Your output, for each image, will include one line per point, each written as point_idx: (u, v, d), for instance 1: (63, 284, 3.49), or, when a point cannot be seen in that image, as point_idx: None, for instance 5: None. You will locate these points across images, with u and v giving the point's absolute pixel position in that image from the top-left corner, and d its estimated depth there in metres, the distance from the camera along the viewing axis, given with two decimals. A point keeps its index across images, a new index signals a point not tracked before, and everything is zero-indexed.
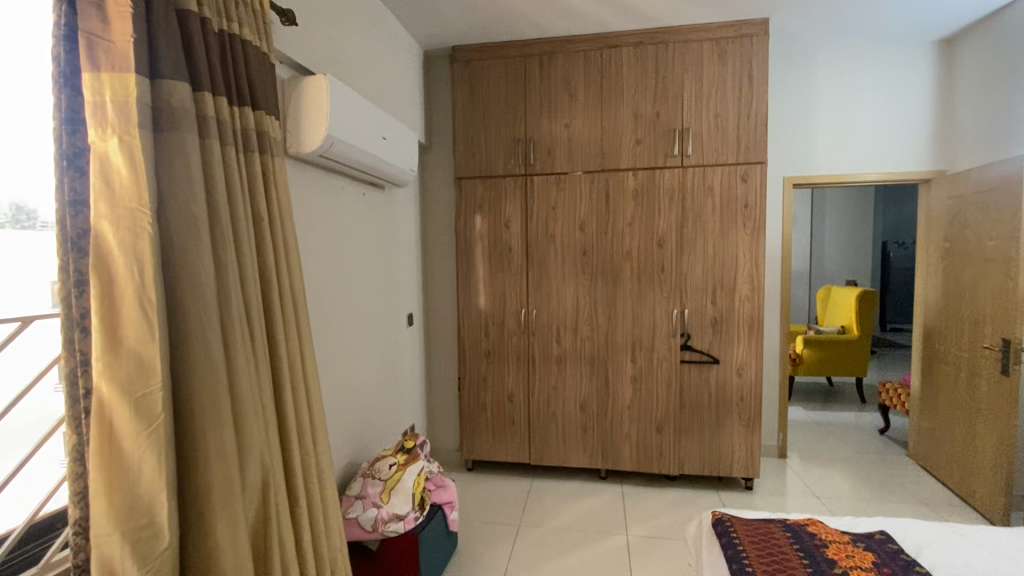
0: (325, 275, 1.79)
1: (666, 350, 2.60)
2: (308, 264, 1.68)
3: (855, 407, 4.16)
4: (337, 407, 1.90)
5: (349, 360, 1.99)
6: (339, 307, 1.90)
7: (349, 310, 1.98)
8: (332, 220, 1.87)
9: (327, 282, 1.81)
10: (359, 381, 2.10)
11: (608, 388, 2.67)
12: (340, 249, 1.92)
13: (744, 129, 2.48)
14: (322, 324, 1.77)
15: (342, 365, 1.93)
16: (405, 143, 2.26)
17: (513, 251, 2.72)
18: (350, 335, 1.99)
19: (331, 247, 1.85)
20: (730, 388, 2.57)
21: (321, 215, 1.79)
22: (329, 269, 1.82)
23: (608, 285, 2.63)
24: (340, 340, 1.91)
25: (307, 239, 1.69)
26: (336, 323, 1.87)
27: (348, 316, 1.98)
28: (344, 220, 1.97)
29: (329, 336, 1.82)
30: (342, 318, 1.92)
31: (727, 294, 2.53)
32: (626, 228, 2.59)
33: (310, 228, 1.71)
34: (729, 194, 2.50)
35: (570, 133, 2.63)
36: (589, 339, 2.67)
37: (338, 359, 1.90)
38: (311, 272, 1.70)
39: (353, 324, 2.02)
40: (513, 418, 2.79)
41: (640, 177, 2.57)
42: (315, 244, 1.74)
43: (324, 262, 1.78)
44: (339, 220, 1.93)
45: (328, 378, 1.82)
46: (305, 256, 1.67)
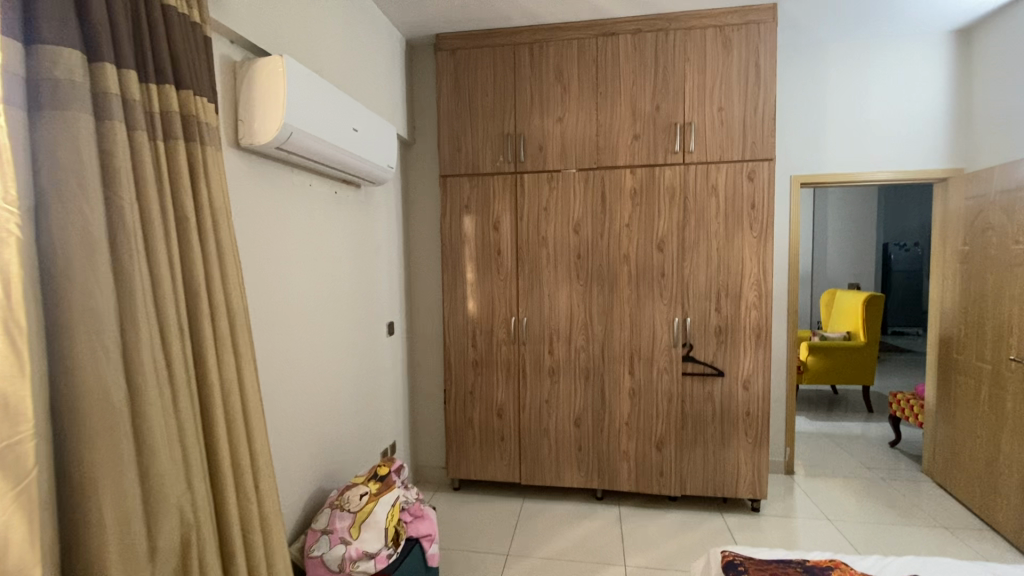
0: (284, 285, 1.58)
1: (667, 361, 2.41)
2: (261, 273, 1.48)
3: (862, 417, 3.99)
4: (301, 432, 1.69)
5: (316, 378, 1.79)
6: (303, 320, 1.70)
7: (315, 322, 1.78)
8: (294, 223, 1.67)
9: (287, 293, 1.60)
10: (329, 400, 1.90)
11: (605, 403, 2.47)
12: (304, 254, 1.72)
13: (750, 123, 2.29)
14: (280, 340, 1.56)
15: (307, 385, 1.72)
16: (382, 137, 2.06)
17: (502, 255, 2.53)
18: (317, 350, 1.79)
19: (292, 254, 1.64)
20: (736, 403, 2.38)
21: (280, 218, 1.59)
22: (288, 278, 1.61)
23: (604, 292, 2.44)
24: (304, 357, 1.71)
25: (260, 244, 1.48)
26: (298, 339, 1.66)
27: (314, 328, 1.77)
28: (309, 222, 1.77)
29: (289, 354, 1.61)
30: (307, 332, 1.72)
31: (732, 302, 2.34)
32: (623, 230, 2.40)
33: (264, 233, 1.50)
34: (735, 193, 2.31)
35: (563, 128, 2.43)
36: (584, 350, 2.47)
37: (302, 379, 1.69)
38: (265, 282, 1.49)
39: (320, 337, 1.82)
40: (502, 435, 2.59)
41: (638, 176, 2.38)
42: (272, 251, 1.53)
43: (282, 271, 1.58)
44: (303, 223, 1.73)
45: (290, 401, 1.62)
46: (257, 264, 1.46)
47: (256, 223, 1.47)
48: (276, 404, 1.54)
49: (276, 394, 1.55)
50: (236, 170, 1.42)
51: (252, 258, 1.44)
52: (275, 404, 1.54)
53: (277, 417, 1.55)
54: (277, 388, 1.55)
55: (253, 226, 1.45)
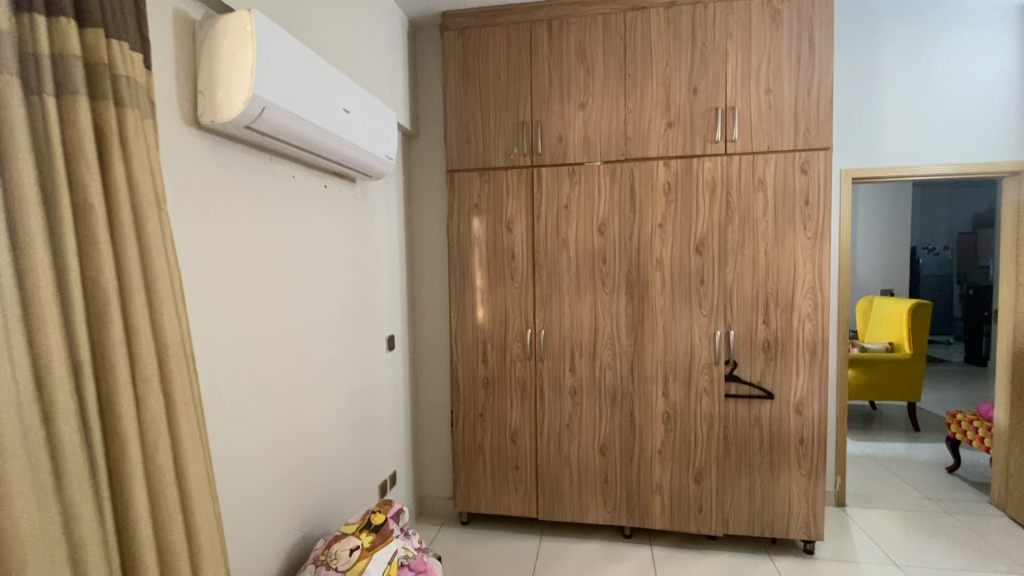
0: (247, 298, 1.28)
1: (706, 382, 2.10)
2: (214, 285, 1.17)
3: (906, 436, 3.65)
4: (277, 473, 1.40)
5: (296, 407, 1.49)
6: (277, 340, 1.40)
7: (294, 340, 1.49)
8: (266, 221, 1.38)
9: (253, 309, 1.30)
10: (316, 432, 1.61)
11: (635, 429, 2.16)
12: (277, 259, 1.42)
13: (804, 107, 2.00)
14: (242, 367, 1.25)
15: (283, 417, 1.43)
16: (380, 123, 1.78)
17: (516, 260, 2.23)
18: (296, 372, 1.50)
19: (261, 258, 1.35)
20: (787, 430, 2.07)
21: (245, 216, 1.29)
22: (253, 289, 1.31)
23: (634, 302, 2.13)
24: (280, 381, 1.42)
25: (213, 248, 1.17)
26: (270, 362, 1.37)
27: (292, 346, 1.48)
28: (288, 219, 1.49)
29: (256, 381, 1.31)
30: (282, 352, 1.42)
31: (782, 313, 2.04)
32: (656, 231, 2.10)
33: (220, 232, 1.20)
34: (786, 188, 2.01)
35: (587, 115, 2.14)
36: (610, 369, 2.17)
37: (276, 410, 1.39)
38: (220, 296, 1.19)
39: (300, 358, 1.52)
40: (517, 463, 2.29)
41: (674, 169, 2.08)
42: (230, 256, 1.23)
43: (246, 280, 1.28)
44: (280, 220, 1.44)
45: (258, 441, 1.32)
46: (208, 275, 1.16)
47: (211, 220, 1.17)
48: (237, 446, 1.24)
49: (238, 434, 1.24)
50: (191, 153, 1.14)
51: (201, 266, 1.13)
52: (235, 447, 1.23)
53: (239, 463, 1.25)
54: (238, 427, 1.24)
55: (204, 224, 1.15)
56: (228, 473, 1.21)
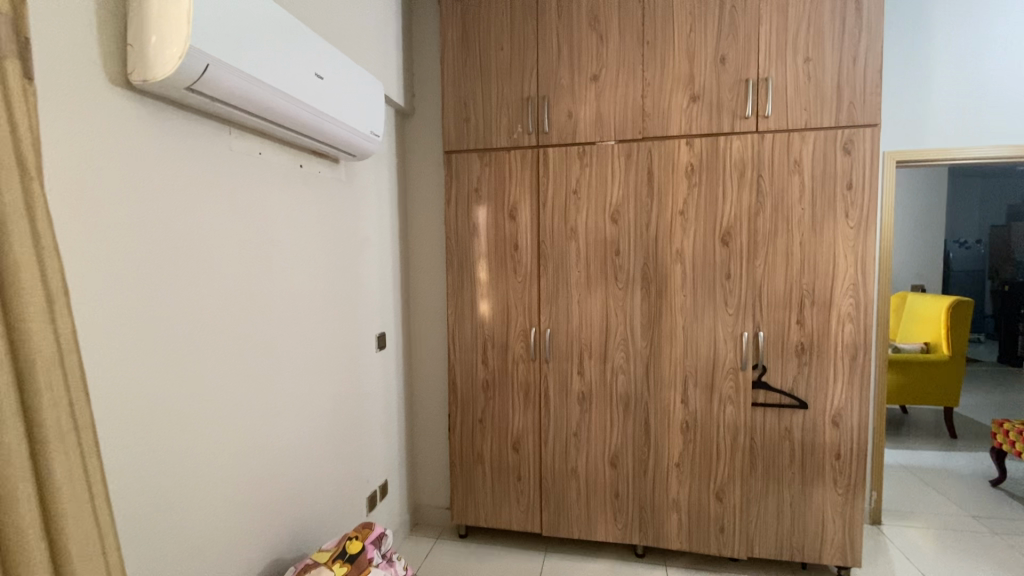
0: (185, 292, 1.09)
1: (730, 389, 1.87)
2: (137, 275, 0.98)
3: (942, 444, 3.39)
4: (230, 493, 1.21)
5: (253, 415, 1.30)
6: (226, 339, 1.21)
7: (251, 338, 1.30)
8: (216, 201, 1.19)
9: (195, 306, 1.12)
10: (282, 442, 1.42)
11: (649, 439, 1.95)
12: (230, 245, 1.23)
13: (848, 76, 1.74)
14: (179, 373, 1.07)
15: (235, 427, 1.24)
16: (363, 94, 1.57)
17: (520, 251, 2.02)
18: (255, 376, 1.31)
19: (207, 244, 1.16)
20: (821, 443, 1.84)
21: (184, 194, 1.10)
22: (194, 281, 1.12)
23: (650, 298, 1.91)
24: (232, 387, 1.23)
25: (138, 232, 0.98)
26: (217, 365, 1.18)
27: (249, 346, 1.29)
28: (247, 200, 1.29)
29: (197, 388, 1.12)
30: (233, 353, 1.23)
31: (819, 311, 1.80)
32: (676, 219, 1.87)
33: (148, 213, 1.01)
34: (826, 170, 1.77)
35: (599, 89, 1.91)
36: (622, 373, 1.95)
37: (226, 420, 1.21)
38: (146, 288, 1.00)
39: (259, 359, 1.32)
40: (519, 474, 2.09)
41: (697, 149, 1.84)
42: (163, 243, 1.04)
43: (183, 271, 1.09)
44: (235, 201, 1.25)
45: (202, 457, 1.13)
46: (131, 263, 0.97)
47: (137, 199, 0.98)
48: (172, 465, 1.06)
49: (172, 451, 1.06)
50: (118, 118, 0.95)
51: (120, 252, 0.94)
52: (169, 467, 1.05)
53: (174, 484, 1.06)
54: (173, 441, 1.06)
55: (127, 204, 0.96)
56: (159, 497, 1.03)
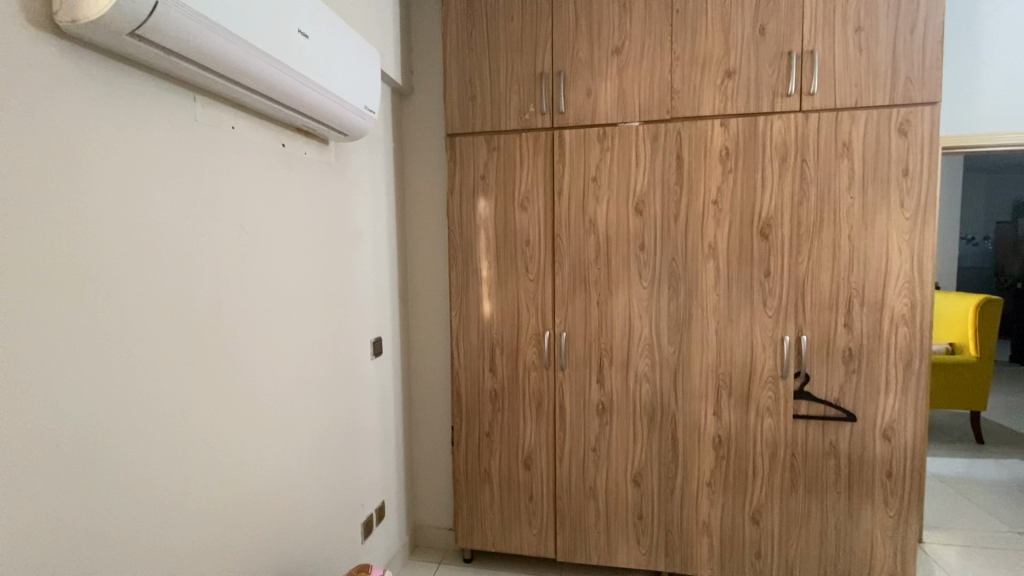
0: (122, 291, 0.87)
1: (769, 400, 1.68)
2: (54, 270, 0.76)
3: (968, 450, 3.22)
4: (181, 534, 1.00)
5: (216, 438, 1.10)
6: (180, 348, 1.00)
7: (212, 347, 1.08)
8: (169, 181, 0.98)
9: (142, 312, 0.91)
10: (253, 469, 1.21)
11: (678, 456, 1.75)
12: (185, 235, 1.01)
13: (905, 49, 1.54)
14: (118, 395, 0.87)
15: (192, 454, 1.03)
16: (354, 61, 1.35)
17: (532, 246, 1.81)
18: (217, 391, 1.10)
19: (155, 233, 0.94)
20: (870, 459, 1.65)
21: (124, 169, 0.88)
22: (136, 278, 0.90)
23: (680, 298, 1.71)
24: (188, 407, 1.02)
25: (58, 215, 0.77)
26: (167, 381, 0.97)
27: (209, 357, 1.08)
28: (208, 182, 1.07)
29: (143, 411, 0.92)
30: (189, 364, 1.02)
31: (870, 313, 1.61)
32: (710, 209, 1.67)
33: (71, 190, 0.79)
34: (878, 154, 1.58)
35: (622, 64, 1.70)
36: (648, 382, 1.75)
37: (178, 446, 1.00)
38: (65, 285, 0.78)
39: (222, 372, 1.11)
40: (530, 493, 1.88)
41: (733, 131, 1.64)
42: (98, 233, 0.83)
43: (121, 266, 0.87)
44: (194, 182, 1.04)
45: (143, 494, 0.92)
46: (43, 252, 0.75)
47: (57, 173, 0.77)
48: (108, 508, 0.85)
49: (103, 490, 0.84)
50: (36, 67, 0.74)
51: (27, 238, 0.73)
52: (98, 510, 0.83)
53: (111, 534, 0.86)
54: (103, 478, 0.84)
55: (43, 177, 0.75)
56: (82, 550, 0.81)
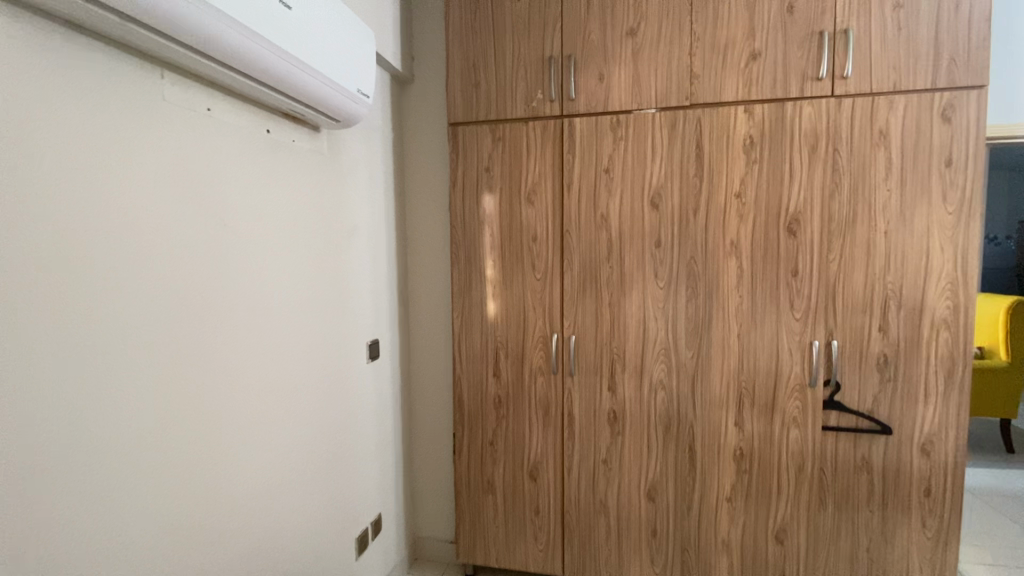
0: (64, 287, 0.76)
1: (795, 410, 1.54)
2: None
3: (1000, 460, 3.05)
4: (144, 559, 0.90)
5: (186, 451, 0.99)
6: (143, 353, 0.90)
7: (181, 352, 0.98)
8: (125, 165, 0.87)
9: (96, 312, 0.81)
10: (230, 484, 1.10)
11: (695, 468, 1.62)
12: (146, 226, 0.90)
13: (950, 26, 1.40)
14: (65, 406, 0.77)
15: (154, 471, 0.92)
16: (345, 39, 1.24)
17: (539, 243, 1.69)
18: (187, 400, 0.99)
19: (108, 223, 0.83)
20: (906, 475, 1.52)
21: (72, 150, 0.78)
22: (86, 273, 0.80)
23: (699, 299, 1.58)
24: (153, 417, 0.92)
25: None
26: (129, 389, 0.87)
27: (178, 362, 0.97)
28: (176, 167, 0.96)
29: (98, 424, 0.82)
30: (149, 370, 0.91)
31: (907, 316, 1.47)
32: (733, 203, 1.54)
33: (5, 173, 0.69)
34: (918, 142, 1.44)
35: (637, 46, 1.58)
36: (663, 389, 1.62)
37: (141, 461, 0.89)
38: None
39: (193, 379, 1.00)
40: (536, 506, 1.76)
41: (758, 118, 1.51)
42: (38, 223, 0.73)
43: (65, 258, 0.77)
44: (158, 166, 0.93)
45: (97, 516, 0.82)
46: None
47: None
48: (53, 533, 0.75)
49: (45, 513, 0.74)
50: None
51: None
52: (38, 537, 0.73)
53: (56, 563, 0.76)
54: (38, 502, 0.73)
55: None
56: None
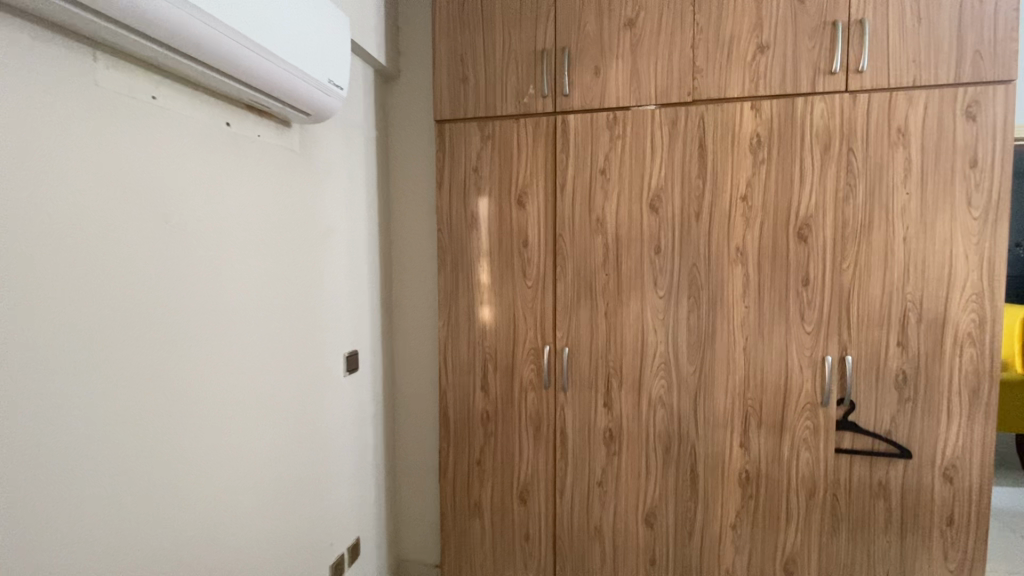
0: None
1: (806, 431, 1.42)
2: None
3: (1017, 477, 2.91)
4: None
5: (122, 482, 0.87)
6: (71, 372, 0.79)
7: (117, 370, 0.86)
8: (48, 157, 0.75)
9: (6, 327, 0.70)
10: (178, 516, 0.99)
11: (697, 493, 1.50)
12: (74, 227, 0.79)
13: (975, 16, 1.29)
14: None
15: (80, 508, 0.81)
16: (314, 24, 1.13)
17: (530, 248, 1.58)
18: (124, 425, 0.88)
19: (24, 223, 0.72)
20: (927, 503, 1.39)
21: None
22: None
23: (702, 310, 1.46)
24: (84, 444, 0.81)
25: None
26: (50, 414, 0.76)
27: (114, 380, 0.86)
28: (114, 161, 0.85)
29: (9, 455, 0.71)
30: (74, 393, 0.80)
31: (928, 330, 1.35)
32: (738, 207, 1.43)
33: None
34: (940, 142, 1.33)
35: (636, 38, 1.47)
36: (663, 407, 1.51)
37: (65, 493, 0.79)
38: None
39: (133, 400, 0.89)
40: (526, 531, 1.64)
41: (766, 115, 1.40)
42: None
43: None
44: (90, 160, 0.81)
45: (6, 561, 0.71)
46: None
47: None
48: None
49: None
50: None
51: None
52: None
53: None
54: None
55: None
56: None
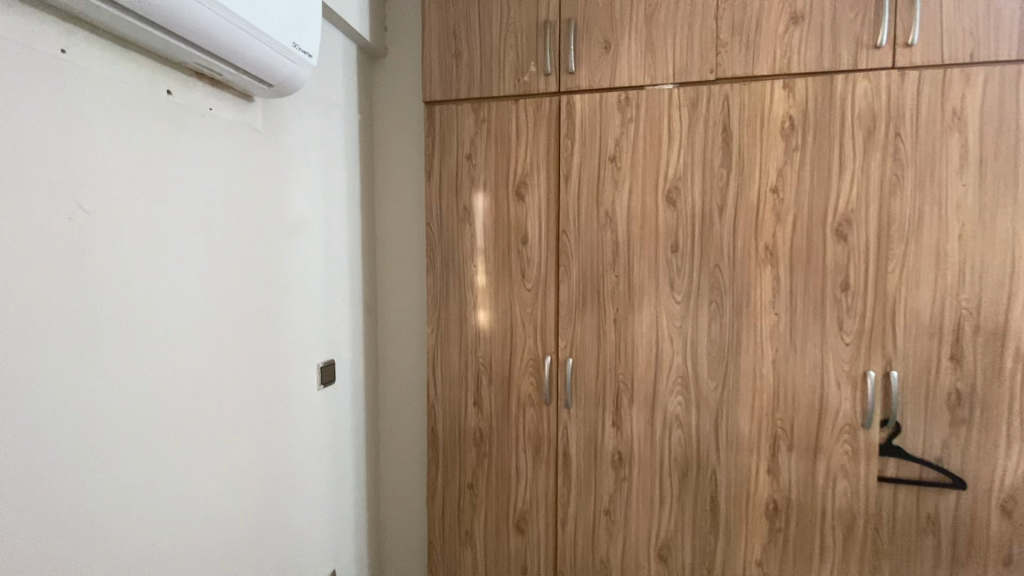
0: None
1: (843, 456, 1.25)
2: None
3: None
4: None
5: (21, 534, 0.69)
6: None
7: (10, 392, 0.68)
8: None
9: None
10: (101, 569, 0.81)
11: (718, 525, 1.32)
12: None
13: None
14: None
15: None
16: None
17: (530, 246, 1.40)
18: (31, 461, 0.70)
19: None
20: (982, 541, 1.21)
21: None
22: None
23: (725, 317, 1.29)
24: None
25: None
26: None
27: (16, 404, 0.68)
28: (6, 127, 0.67)
29: None
30: None
31: (986, 341, 1.18)
32: (768, 200, 1.25)
33: None
34: (1003, 125, 1.15)
35: (651, 7, 1.29)
36: (679, 426, 1.33)
37: None
38: None
39: (36, 428, 0.71)
40: (524, 565, 1.46)
41: (800, 94, 1.22)
42: None
43: None
44: None
45: None
46: None
47: None
48: None
49: None
50: None
51: None
52: None
53: None
54: None
55: None
56: None
